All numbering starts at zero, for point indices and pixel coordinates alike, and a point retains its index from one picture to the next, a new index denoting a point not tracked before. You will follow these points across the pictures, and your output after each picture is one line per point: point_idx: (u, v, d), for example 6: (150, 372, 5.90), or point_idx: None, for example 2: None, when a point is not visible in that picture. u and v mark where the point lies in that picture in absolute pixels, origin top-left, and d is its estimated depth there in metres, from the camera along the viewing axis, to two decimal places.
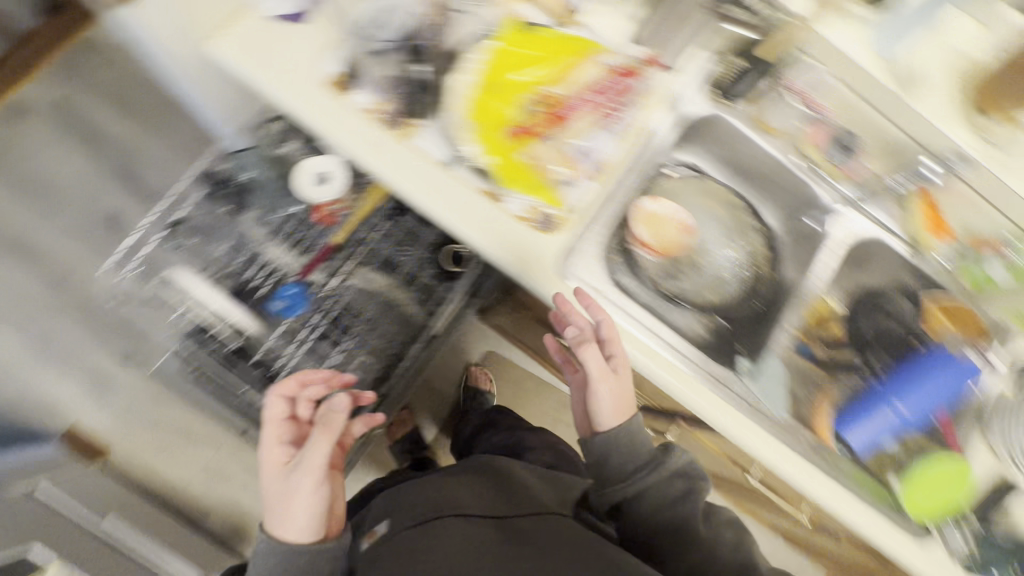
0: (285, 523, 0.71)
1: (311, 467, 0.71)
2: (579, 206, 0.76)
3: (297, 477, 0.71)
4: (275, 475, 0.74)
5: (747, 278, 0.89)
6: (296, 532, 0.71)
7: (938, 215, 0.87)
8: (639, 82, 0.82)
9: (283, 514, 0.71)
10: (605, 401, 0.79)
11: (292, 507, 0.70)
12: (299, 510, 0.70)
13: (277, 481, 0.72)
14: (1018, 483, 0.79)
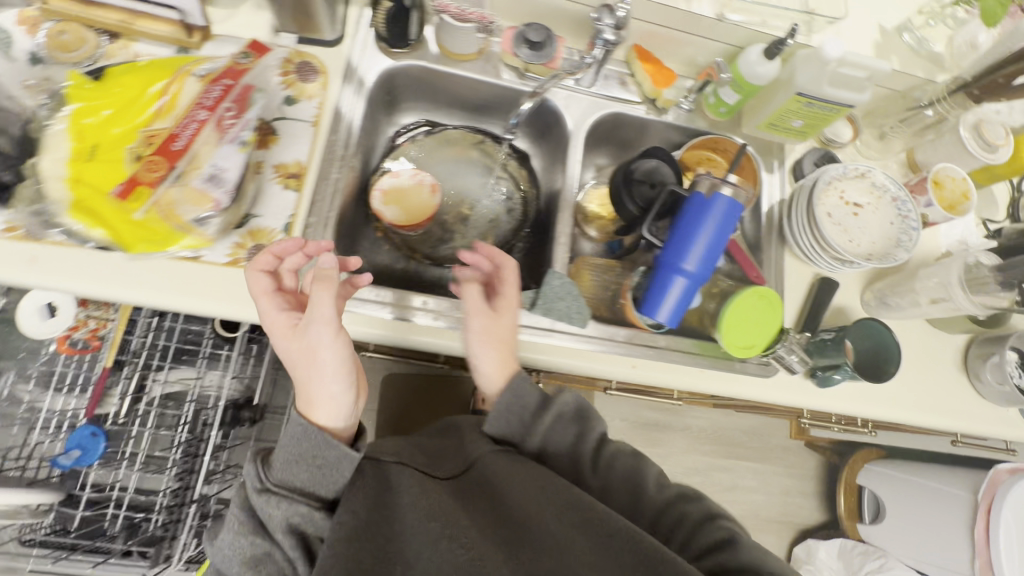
0: (314, 392, 0.61)
1: (324, 319, 0.59)
2: (289, 220, 0.71)
3: (307, 326, 0.60)
4: (287, 340, 0.61)
5: (519, 207, 0.90)
6: (324, 398, 0.61)
7: (657, 70, 0.84)
8: (245, 77, 0.61)
9: (309, 388, 0.62)
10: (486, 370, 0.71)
11: (315, 357, 0.60)
12: (321, 365, 0.60)
13: (293, 346, 0.61)
14: (819, 299, 0.81)
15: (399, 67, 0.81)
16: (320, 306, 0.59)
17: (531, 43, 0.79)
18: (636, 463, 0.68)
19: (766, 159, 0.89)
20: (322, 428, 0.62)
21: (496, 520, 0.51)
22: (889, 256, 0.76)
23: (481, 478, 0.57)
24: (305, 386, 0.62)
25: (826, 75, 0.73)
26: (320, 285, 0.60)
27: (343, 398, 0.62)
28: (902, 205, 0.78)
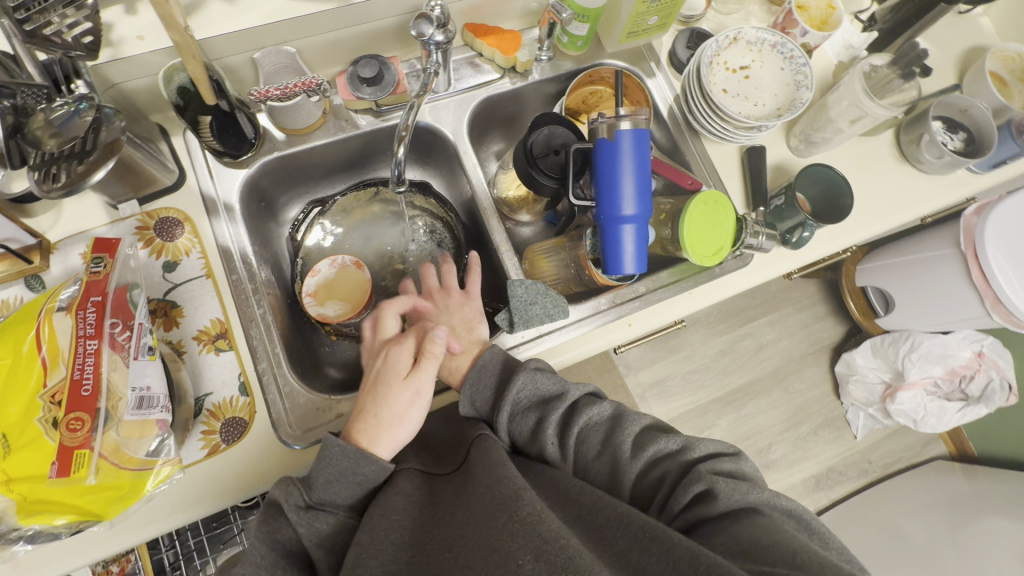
0: (388, 430, 0.61)
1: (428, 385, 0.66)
2: (242, 379, 0.66)
3: (417, 381, 0.65)
4: (400, 382, 0.64)
5: (445, 235, 0.84)
6: (397, 437, 0.62)
7: (498, 37, 0.79)
8: (112, 285, 0.55)
9: (388, 416, 0.62)
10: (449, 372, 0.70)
11: (406, 408, 0.63)
12: (410, 414, 0.63)
13: (399, 392, 0.63)
14: (756, 168, 0.81)
15: (257, 171, 0.75)
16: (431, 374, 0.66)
17: (367, 81, 0.73)
18: (611, 425, 0.60)
19: (642, 66, 0.87)
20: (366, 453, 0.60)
21: (505, 501, 0.49)
22: (796, 101, 0.75)
23: (488, 466, 0.55)
24: (387, 413, 0.62)
25: None
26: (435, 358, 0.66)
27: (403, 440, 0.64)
28: (783, 48, 0.77)
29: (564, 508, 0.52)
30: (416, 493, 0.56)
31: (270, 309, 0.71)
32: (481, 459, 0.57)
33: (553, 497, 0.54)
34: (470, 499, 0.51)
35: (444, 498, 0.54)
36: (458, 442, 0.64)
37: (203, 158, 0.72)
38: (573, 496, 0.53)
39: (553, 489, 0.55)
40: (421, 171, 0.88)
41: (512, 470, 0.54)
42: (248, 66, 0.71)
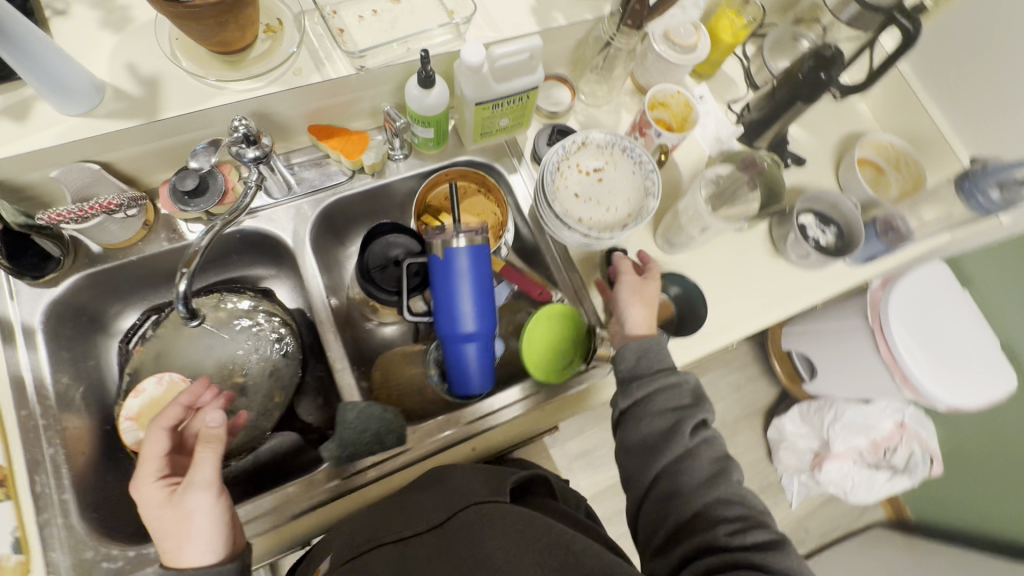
0: (186, 543, 0.52)
1: (204, 482, 0.53)
2: (16, 534, 0.59)
3: (187, 488, 0.53)
4: (162, 500, 0.53)
5: (291, 343, 0.79)
6: (196, 544, 0.52)
7: (343, 140, 0.77)
8: None
9: (176, 532, 0.52)
10: (635, 318, 0.71)
11: (187, 519, 0.52)
12: (195, 522, 0.53)
13: (169, 513, 0.53)
14: (617, 272, 0.78)
15: (70, 287, 0.70)
16: (205, 469, 0.53)
17: (189, 193, 0.69)
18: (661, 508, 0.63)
19: (503, 162, 0.84)
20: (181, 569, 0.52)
21: None
22: (644, 209, 0.73)
23: (473, 533, 0.52)
24: (174, 531, 0.52)
25: (486, 78, 0.68)
26: (206, 445, 0.54)
27: (223, 531, 0.54)
28: (632, 152, 0.75)
29: (542, 553, 0.50)
30: (392, 557, 0.52)
31: (66, 445, 0.65)
32: (466, 522, 0.54)
33: (525, 546, 0.50)
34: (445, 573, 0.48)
35: (416, 560, 0.51)
36: (442, 494, 0.59)
37: (2, 279, 0.67)
38: (555, 545, 0.51)
39: (519, 537, 0.51)
40: (274, 271, 0.83)
41: (490, 541, 0.51)
42: (51, 182, 0.66)
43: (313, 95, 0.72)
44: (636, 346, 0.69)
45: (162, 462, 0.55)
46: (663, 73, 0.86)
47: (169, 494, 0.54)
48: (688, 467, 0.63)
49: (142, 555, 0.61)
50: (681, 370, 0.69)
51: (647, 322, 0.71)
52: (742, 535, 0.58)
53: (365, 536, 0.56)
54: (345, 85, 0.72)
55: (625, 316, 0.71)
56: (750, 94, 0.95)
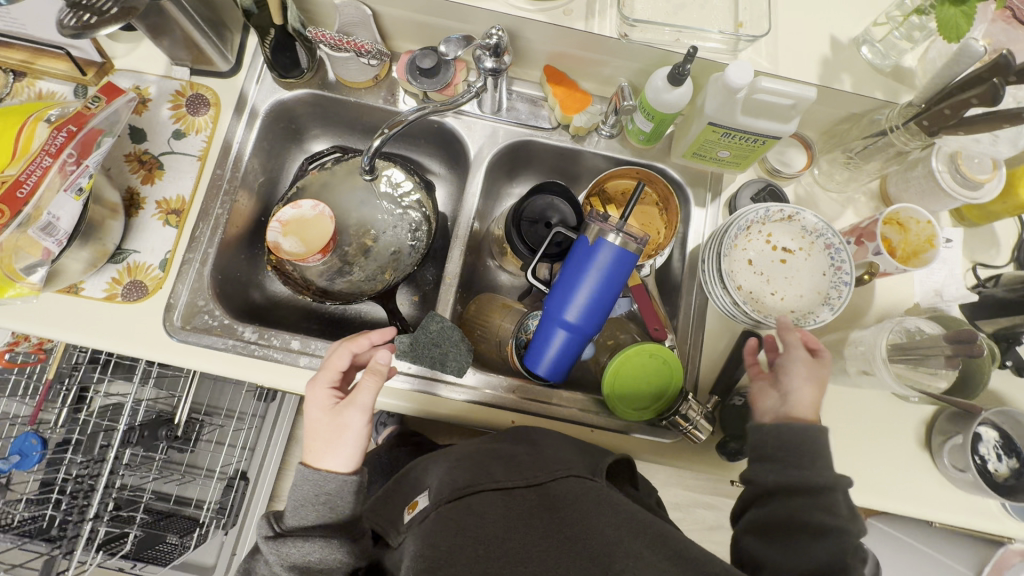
0: (331, 449, 0.60)
1: (362, 405, 0.60)
2: (166, 256, 0.71)
3: (346, 405, 0.60)
4: (324, 408, 0.61)
5: (423, 238, 0.84)
6: (339, 452, 0.60)
7: (572, 90, 0.77)
8: (92, 124, 0.61)
9: (325, 441, 0.60)
10: (800, 395, 0.57)
11: (337, 431, 0.60)
12: (343, 436, 0.60)
13: (327, 420, 0.60)
14: (744, 356, 0.71)
15: (298, 97, 0.79)
16: (364, 395, 0.59)
17: (422, 71, 0.74)
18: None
19: (697, 190, 0.79)
20: (321, 468, 0.60)
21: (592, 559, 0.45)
22: (812, 315, 0.65)
23: (578, 504, 0.51)
24: (322, 436, 0.60)
25: (736, 104, 0.63)
26: (371, 374, 0.60)
27: (360, 451, 0.61)
28: (836, 253, 0.66)
29: (650, 544, 0.46)
30: (498, 507, 0.52)
31: (230, 213, 0.75)
32: (569, 492, 0.53)
33: (629, 526, 0.48)
34: (556, 534, 0.48)
35: (522, 516, 0.50)
36: (538, 460, 0.59)
37: (258, 63, 0.78)
38: (660, 536, 0.47)
39: (626, 519, 0.49)
40: (444, 172, 0.88)
41: (595, 515, 0.49)
42: (330, 8, 0.74)
43: (569, 39, 0.72)
44: (795, 426, 0.55)
45: (337, 376, 0.62)
46: (921, 194, 0.74)
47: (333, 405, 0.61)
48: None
49: (231, 326, 0.72)
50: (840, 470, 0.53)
51: (814, 405, 0.57)
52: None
53: (468, 476, 0.57)
54: (601, 43, 0.71)
55: (791, 386, 0.58)
56: (1007, 268, 0.79)
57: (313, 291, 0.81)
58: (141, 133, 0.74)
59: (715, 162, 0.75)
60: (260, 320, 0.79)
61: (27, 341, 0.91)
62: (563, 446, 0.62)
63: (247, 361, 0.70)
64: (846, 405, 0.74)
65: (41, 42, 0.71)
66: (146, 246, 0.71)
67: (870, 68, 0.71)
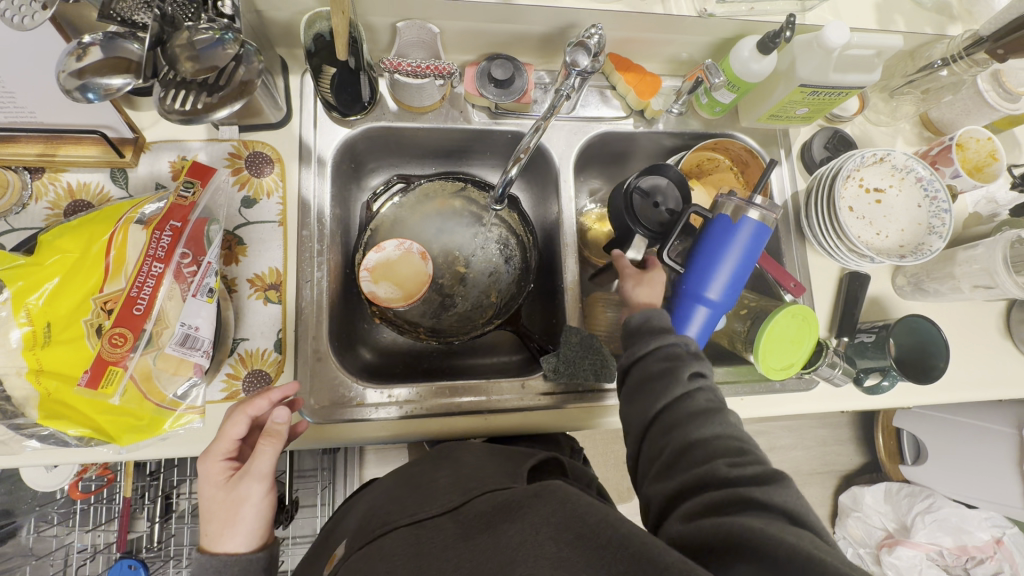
0: (227, 528, 0.51)
1: (261, 474, 0.51)
2: (279, 336, 0.65)
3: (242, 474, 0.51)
4: (213, 489, 0.52)
5: (516, 253, 0.82)
6: (241, 528, 0.51)
7: (644, 75, 0.76)
8: (194, 215, 0.54)
9: (218, 524, 0.51)
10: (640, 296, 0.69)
11: (235, 507, 0.51)
12: (244, 510, 0.51)
13: (221, 497, 0.51)
14: (858, 295, 0.76)
15: (360, 134, 0.73)
16: (264, 461, 0.51)
17: (496, 81, 0.70)
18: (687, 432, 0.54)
19: (771, 150, 0.82)
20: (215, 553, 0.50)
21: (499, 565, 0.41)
22: (922, 245, 0.70)
23: (493, 519, 0.45)
24: (216, 516, 0.51)
25: (831, 62, 0.65)
26: (268, 438, 0.51)
27: (266, 523, 0.53)
28: (929, 185, 0.71)
29: (559, 527, 0.43)
30: (409, 544, 0.45)
31: (329, 274, 0.69)
32: (484, 511, 0.46)
33: (543, 526, 0.44)
34: (471, 561, 0.42)
35: (427, 553, 0.43)
36: (454, 482, 0.52)
37: (311, 106, 0.71)
38: (573, 514, 0.44)
39: (538, 519, 0.44)
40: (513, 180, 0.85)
41: (510, 525, 0.44)
42: (387, 32, 0.69)
43: (641, 25, 0.71)
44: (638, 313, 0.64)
45: (232, 446, 0.53)
46: (966, 114, 0.80)
47: (228, 479, 0.53)
48: (687, 407, 0.55)
49: (369, 392, 0.67)
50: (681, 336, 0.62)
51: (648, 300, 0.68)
52: (743, 466, 0.50)
53: (378, 522, 0.50)
54: (677, 24, 0.70)
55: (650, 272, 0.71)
56: None
57: (424, 333, 0.78)
58: None
59: (791, 120, 0.78)
60: (380, 377, 0.74)
61: (96, 464, 0.81)
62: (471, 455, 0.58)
63: (398, 423, 0.67)
64: (938, 317, 0.81)
65: (65, 128, 0.60)
66: (251, 333, 0.64)
67: (915, 5, 0.75)
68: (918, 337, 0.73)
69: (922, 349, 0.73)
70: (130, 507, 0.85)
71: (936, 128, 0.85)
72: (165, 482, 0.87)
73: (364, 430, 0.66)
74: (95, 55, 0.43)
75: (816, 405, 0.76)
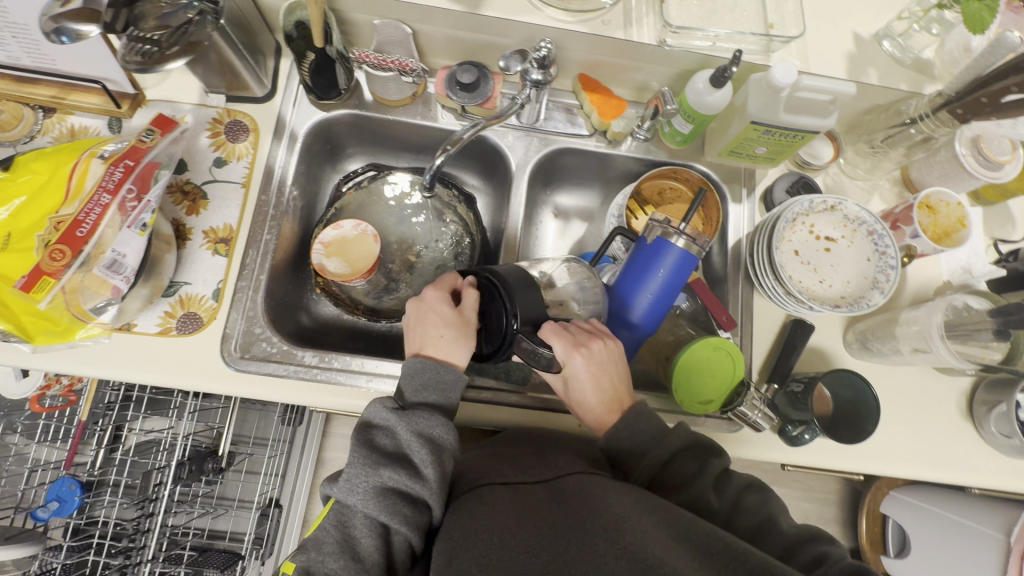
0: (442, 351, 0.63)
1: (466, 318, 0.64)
2: (219, 285, 0.70)
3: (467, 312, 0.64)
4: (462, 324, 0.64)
5: (467, 250, 0.85)
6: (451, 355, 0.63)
7: (610, 97, 0.78)
8: (148, 158, 0.61)
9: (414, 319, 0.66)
10: (588, 413, 0.64)
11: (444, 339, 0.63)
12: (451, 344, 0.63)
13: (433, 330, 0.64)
14: (796, 342, 0.73)
15: (333, 118, 0.79)
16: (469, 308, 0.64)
17: (463, 85, 0.74)
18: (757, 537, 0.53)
19: (732, 187, 0.82)
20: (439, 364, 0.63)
21: (604, 530, 0.45)
22: (863, 299, 0.68)
23: (586, 491, 0.50)
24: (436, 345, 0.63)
25: (779, 102, 0.66)
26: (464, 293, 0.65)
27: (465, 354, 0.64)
28: (879, 239, 0.69)
29: (661, 523, 0.46)
30: (507, 501, 0.51)
31: (277, 239, 0.74)
32: (575, 484, 0.51)
33: (641, 509, 0.47)
34: (568, 520, 0.47)
35: (534, 511, 0.49)
36: (540, 458, 0.58)
37: (293, 87, 0.78)
38: (671, 517, 0.47)
39: (635, 500, 0.48)
40: (480, 183, 0.89)
41: (609, 497, 0.48)
42: (368, 29, 0.75)
43: (603, 49, 0.74)
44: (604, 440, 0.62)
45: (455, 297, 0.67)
46: (944, 177, 0.77)
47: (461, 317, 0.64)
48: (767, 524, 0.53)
49: (291, 351, 0.70)
50: (709, 444, 0.60)
51: (600, 412, 0.63)
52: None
53: (477, 473, 0.58)
54: (640, 50, 0.72)
55: (573, 388, 0.64)
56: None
57: (363, 310, 0.82)
58: (181, 163, 0.73)
59: (752, 157, 0.77)
60: (312, 344, 0.78)
61: (58, 382, 0.89)
62: (555, 430, 0.67)
63: (310, 386, 0.69)
64: (891, 383, 0.77)
65: (73, 77, 0.70)
66: (193, 280, 0.70)
67: (892, 61, 0.74)
68: (854, 394, 0.69)
69: (856, 406, 0.69)
70: (83, 430, 0.92)
71: (915, 189, 0.82)
72: (108, 411, 0.92)
73: (275, 387, 0.69)
74: (76, 2, 0.48)
75: (740, 449, 0.73)
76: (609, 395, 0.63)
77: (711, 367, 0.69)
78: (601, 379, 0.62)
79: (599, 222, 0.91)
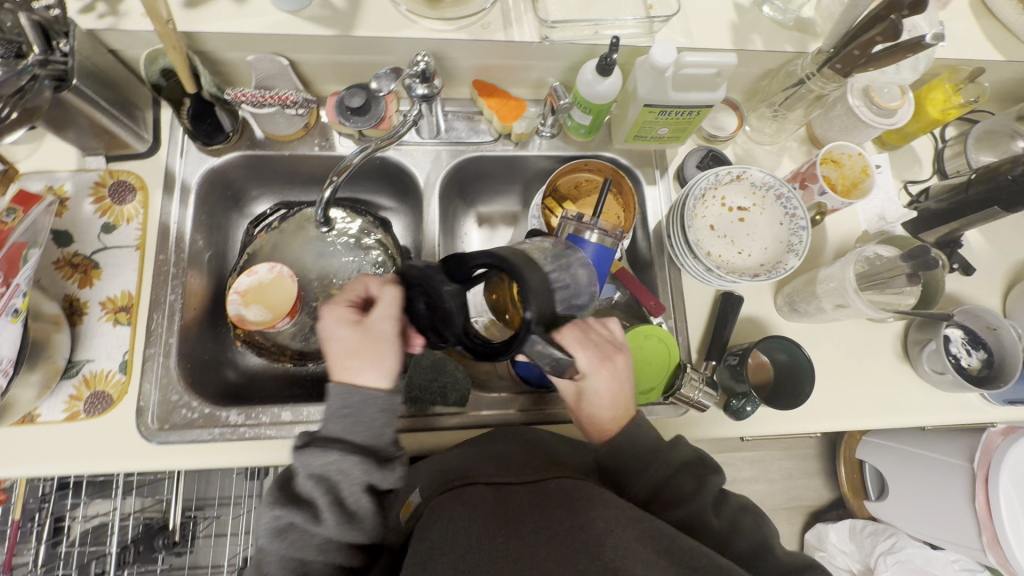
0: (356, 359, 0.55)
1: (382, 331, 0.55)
2: (125, 357, 0.66)
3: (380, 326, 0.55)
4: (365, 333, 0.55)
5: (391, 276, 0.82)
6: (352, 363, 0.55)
7: (507, 99, 0.77)
8: (13, 238, 0.57)
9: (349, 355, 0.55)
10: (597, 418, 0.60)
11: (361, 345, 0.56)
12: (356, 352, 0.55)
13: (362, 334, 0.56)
14: (727, 316, 0.73)
15: (227, 162, 0.76)
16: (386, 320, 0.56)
17: (353, 110, 0.71)
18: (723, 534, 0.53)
19: (646, 170, 0.82)
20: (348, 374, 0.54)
21: (584, 544, 0.43)
22: (781, 264, 0.68)
23: (571, 498, 0.47)
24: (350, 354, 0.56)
25: (667, 83, 0.66)
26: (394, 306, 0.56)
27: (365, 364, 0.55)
28: (788, 202, 0.69)
29: (643, 537, 0.44)
30: (487, 503, 0.48)
31: (184, 297, 0.70)
32: (563, 488, 0.49)
33: (625, 521, 0.45)
34: (547, 532, 0.44)
35: (510, 516, 0.46)
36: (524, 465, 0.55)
37: (177, 136, 0.74)
38: (656, 530, 0.45)
39: (619, 513, 0.45)
40: (396, 205, 0.88)
41: (594, 509, 0.46)
42: (244, 65, 0.72)
43: (490, 53, 0.72)
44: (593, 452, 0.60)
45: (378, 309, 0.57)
46: (845, 130, 0.78)
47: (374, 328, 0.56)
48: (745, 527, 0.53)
49: (214, 414, 0.66)
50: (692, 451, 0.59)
51: (611, 420, 0.59)
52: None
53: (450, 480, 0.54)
54: (525, 49, 0.71)
55: (588, 396, 0.59)
56: (932, 179, 0.85)
57: (291, 354, 0.79)
58: (66, 235, 0.69)
59: (658, 138, 0.77)
60: (240, 399, 0.75)
61: None
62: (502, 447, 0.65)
63: (240, 446, 0.66)
64: (829, 340, 0.77)
65: None
66: (94, 357, 0.66)
67: (775, 24, 0.75)
68: (791, 360, 0.70)
69: (794, 371, 0.69)
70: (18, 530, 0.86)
71: (822, 145, 0.83)
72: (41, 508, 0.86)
73: (203, 453, 0.65)
74: None
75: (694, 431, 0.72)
76: (622, 403, 0.58)
77: (643, 356, 0.68)
78: (615, 387, 0.57)
79: (524, 225, 0.90)
